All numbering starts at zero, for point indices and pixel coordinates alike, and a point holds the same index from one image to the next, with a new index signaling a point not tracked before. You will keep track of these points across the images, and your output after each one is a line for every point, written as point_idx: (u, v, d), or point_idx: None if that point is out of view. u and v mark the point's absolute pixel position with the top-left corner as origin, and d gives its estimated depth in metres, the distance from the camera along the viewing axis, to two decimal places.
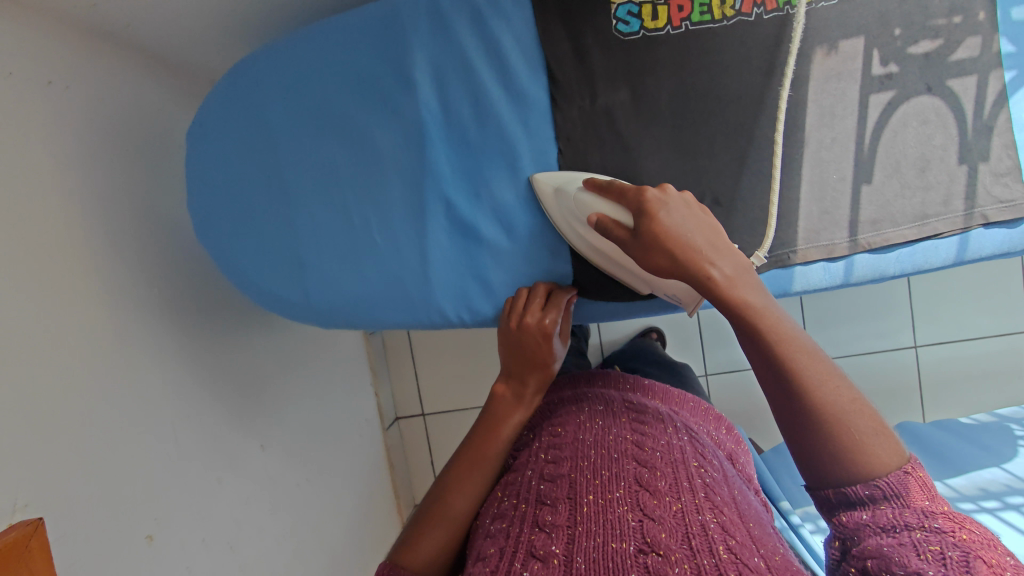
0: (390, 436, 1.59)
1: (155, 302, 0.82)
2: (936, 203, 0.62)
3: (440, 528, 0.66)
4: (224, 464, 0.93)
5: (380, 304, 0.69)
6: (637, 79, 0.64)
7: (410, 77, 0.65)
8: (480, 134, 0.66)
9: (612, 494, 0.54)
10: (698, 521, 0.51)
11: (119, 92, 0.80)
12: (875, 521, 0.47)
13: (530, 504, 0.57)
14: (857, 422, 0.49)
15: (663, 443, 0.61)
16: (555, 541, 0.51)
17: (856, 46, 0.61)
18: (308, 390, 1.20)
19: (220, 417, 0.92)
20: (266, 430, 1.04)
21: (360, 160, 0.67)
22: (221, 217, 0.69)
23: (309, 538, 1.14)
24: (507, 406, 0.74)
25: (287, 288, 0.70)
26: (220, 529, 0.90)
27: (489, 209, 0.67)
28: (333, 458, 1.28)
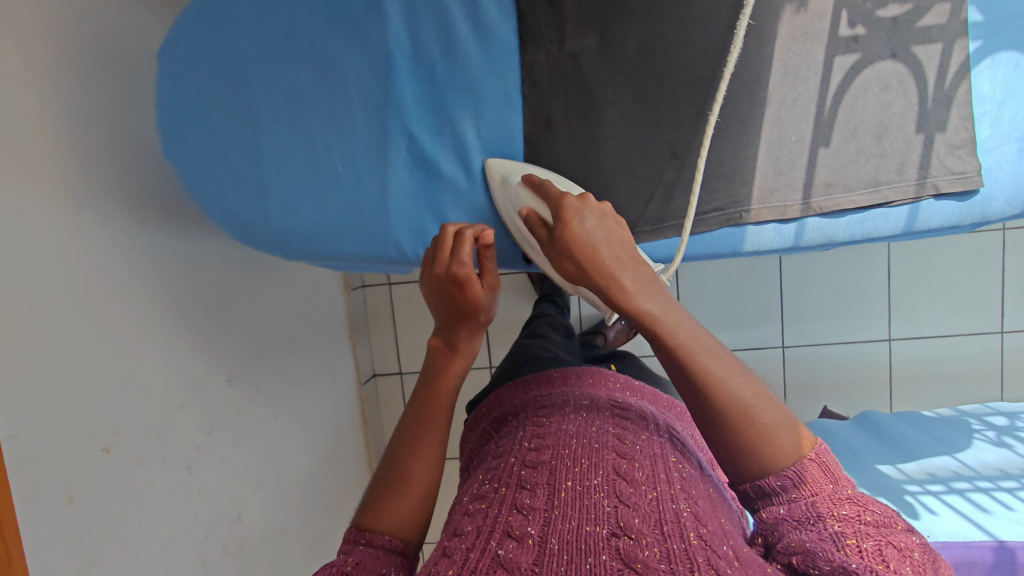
0: (365, 390, 1.62)
1: (123, 223, 0.82)
2: (890, 170, 0.62)
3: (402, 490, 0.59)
4: (188, 391, 0.94)
5: (339, 233, 0.71)
6: (606, 25, 0.64)
7: (378, 5, 0.64)
8: (447, 69, 0.66)
9: (590, 481, 0.49)
10: (672, 509, 0.47)
11: (97, 8, 0.80)
12: (792, 515, 0.47)
13: (509, 485, 0.50)
14: (759, 415, 0.49)
15: (644, 437, 0.57)
16: (531, 521, 0.46)
17: (825, 6, 0.61)
18: (280, 332, 1.22)
19: (185, 345, 0.94)
20: (233, 365, 1.06)
21: (326, 89, 0.68)
22: (188, 138, 0.70)
23: (273, 474, 1.17)
24: (443, 356, 0.67)
25: (253, 211, 0.72)
26: (180, 452, 0.92)
27: (452, 147, 0.69)
28: (303, 402, 1.30)
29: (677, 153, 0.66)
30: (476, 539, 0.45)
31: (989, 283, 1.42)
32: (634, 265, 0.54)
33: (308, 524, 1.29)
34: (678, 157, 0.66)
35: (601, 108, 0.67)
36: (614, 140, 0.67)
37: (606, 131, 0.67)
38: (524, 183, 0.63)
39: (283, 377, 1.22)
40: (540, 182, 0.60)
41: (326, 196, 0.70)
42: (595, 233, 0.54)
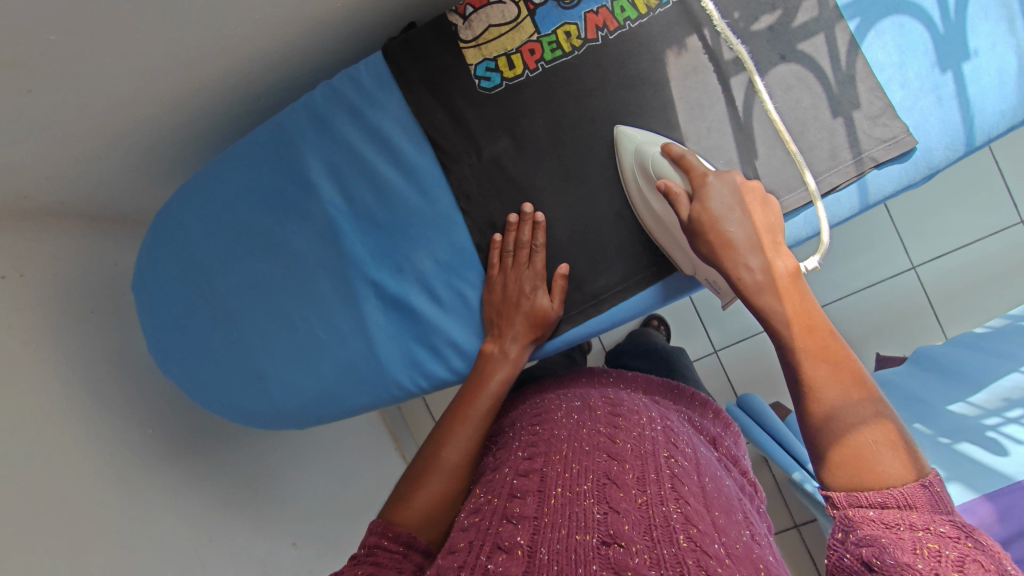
0: None
1: (150, 441, 0.87)
2: (824, 159, 0.63)
3: (437, 481, 0.59)
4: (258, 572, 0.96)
5: (341, 393, 0.73)
6: (512, 124, 0.68)
7: (309, 181, 0.70)
8: (386, 213, 0.70)
9: (579, 488, 0.48)
10: (662, 512, 0.45)
11: (76, 262, 0.87)
12: (880, 517, 0.44)
13: (501, 496, 0.50)
14: (873, 434, 0.47)
15: (636, 436, 0.55)
16: (521, 530, 0.45)
17: (702, 40, 0.64)
18: (331, 474, 1.23)
19: (241, 529, 0.96)
20: (294, 526, 1.08)
21: (287, 267, 0.72)
22: (183, 356, 0.75)
23: None
24: (496, 362, 0.67)
25: (259, 400, 0.74)
26: None
27: (416, 280, 0.71)
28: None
29: (622, 213, 0.67)
30: (468, 557, 0.44)
31: (989, 180, 1.38)
32: (757, 251, 0.57)
33: None
34: (623, 216, 0.67)
35: (536, 196, 0.68)
36: (560, 222, 0.68)
37: (548, 215, 0.68)
38: (661, 150, 0.62)
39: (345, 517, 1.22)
40: (681, 153, 0.61)
41: (317, 361, 0.73)
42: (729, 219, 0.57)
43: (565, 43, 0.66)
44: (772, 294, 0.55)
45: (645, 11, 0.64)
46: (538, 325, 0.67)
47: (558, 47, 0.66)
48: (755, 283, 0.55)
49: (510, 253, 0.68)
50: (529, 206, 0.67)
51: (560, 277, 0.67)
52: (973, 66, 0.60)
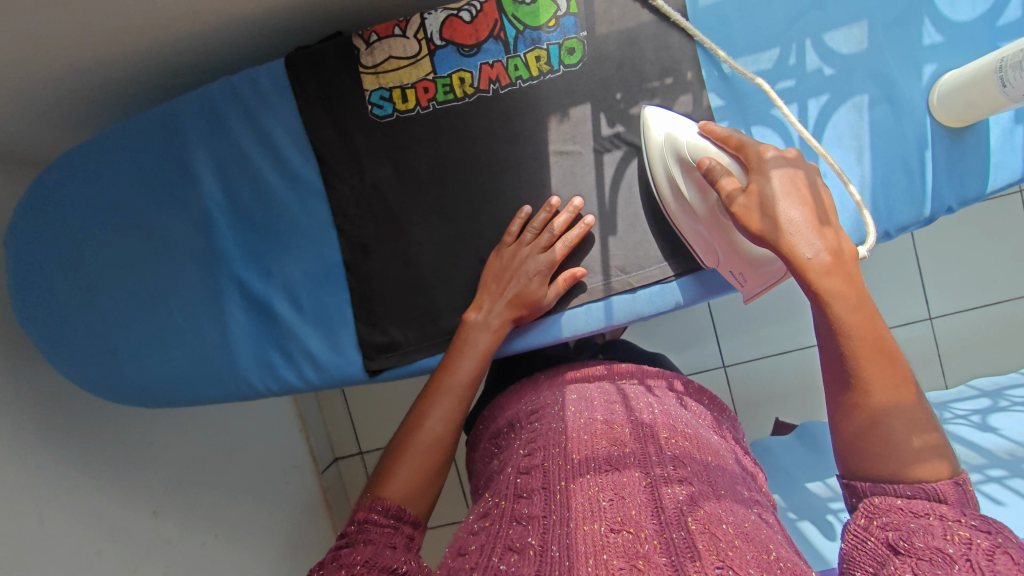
0: (327, 477, 1.56)
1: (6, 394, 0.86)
2: (675, 245, 0.67)
3: (414, 460, 0.57)
4: (106, 536, 0.96)
5: (190, 382, 0.73)
6: (397, 154, 0.70)
7: (192, 172, 0.71)
8: (264, 216, 0.72)
9: (583, 476, 0.48)
10: (667, 492, 0.45)
11: None
12: (907, 507, 0.38)
13: (507, 497, 0.49)
14: (902, 436, 0.41)
15: (633, 417, 0.56)
16: (530, 531, 0.45)
17: (584, 112, 0.67)
18: (215, 446, 1.23)
19: (93, 491, 0.96)
20: (159, 494, 1.06)
21: (157, 250, 0.73)
22: (35, 317, 0.72)
23: None
24: (478, 330, 0.64)
25: (108, 377, 0.74)
26: None
27: (281, 287, 0.73)
28: (259, 516, 1.29)
29: (486, 258, 0.70)
30: (479, 560, 0.43)
31: None
32: (823, 232, 0.47)
33: None
34: (486, 262, 0.70)
35: (409, 226, 0.71)
36: (428, 255, 0.71)
37: (417, 247, 0.71)
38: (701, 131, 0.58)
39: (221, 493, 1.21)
40: (724, 133, 0.56)
41: (171, 347, 0.74)
42: (770, 189, 0.49)
43: (457, 88, 0.68)
44: (835, 278, 0.44)
45: (537, 74, 0.67)
46: (524, 308, 0.65)
47: (450, 90, 0.68)
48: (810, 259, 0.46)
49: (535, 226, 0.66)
50: (576, 199, 0.66)
51: (587, 249, 0.66)
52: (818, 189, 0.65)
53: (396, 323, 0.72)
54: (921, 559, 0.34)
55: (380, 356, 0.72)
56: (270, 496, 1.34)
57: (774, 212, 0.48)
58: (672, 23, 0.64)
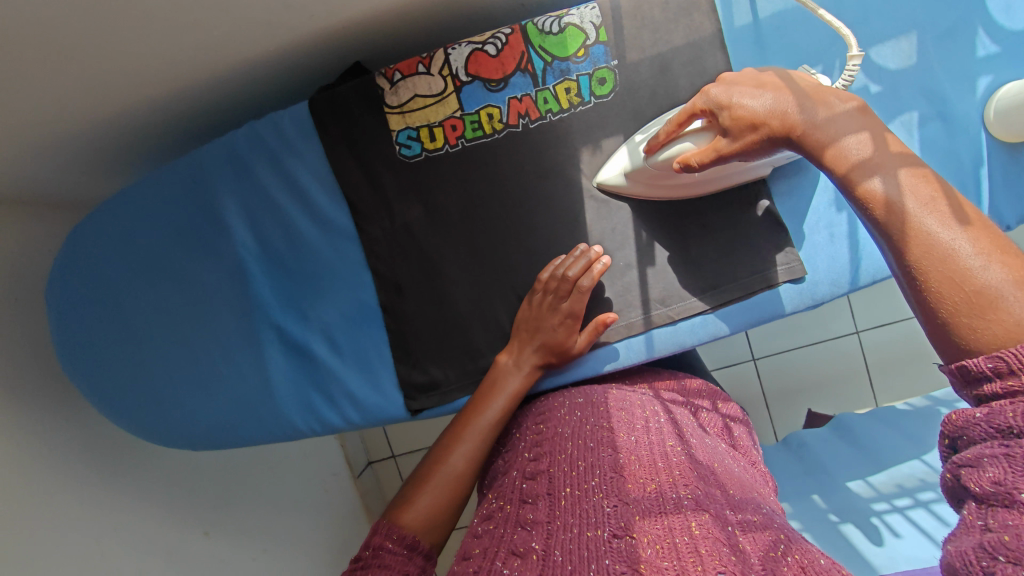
0: (365, 482, 1.61)
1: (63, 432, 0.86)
2: (715, 275, 0.66)
3: (436, 488, 0.58)
4: (163, 561, 0.95)
5: (236, 427, 0.75)
6: (426, 194, 0.69)
7: (225, 220, 0.71)
8: (297, 262, 0.72)
9: (588, 483, 0.47)
10: (672, 498, 0.44)
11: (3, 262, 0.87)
12: (987, 418, 0.34)
13: (512, 501, 0.49)
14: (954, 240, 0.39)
15: (640, 427, 0.55)
16: (534, 536, 0.44)
17: (617, 143, 0.65)
18: (259, 463, 1.25)
19: (153, 518, 0.96)
20: (210, 516, 1.07)
21: (196, 300, 0.73)
22: (84, 370, 0.74)
23: None
24: (508, 373, 0.64)
25: (158, 424, 0.75)
26: None
27: (319, 330, 0.73)
28: (302, 525, 1.32)
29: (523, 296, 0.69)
30: (482, 562, 0.43)
31: None
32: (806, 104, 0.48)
33: None
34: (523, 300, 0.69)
35: (441, 265, 0.70)
36: (461, 295, 0.70)
37: (451, 285, 0.70)
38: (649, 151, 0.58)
39: (268, 509, 1.23)
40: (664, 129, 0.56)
41: (214, 392, 0.74)
42: (859, 156, 0.44)
43: (486, 125, 0.67)
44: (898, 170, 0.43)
45: (568, 105, 0.65)
46: (555, 355, 0.65)
47: (479, 127, 0.67)
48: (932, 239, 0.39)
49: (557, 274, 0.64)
50: (597, 248, 0.64)
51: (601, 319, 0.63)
52: None
53: (435, 362, 0.72)
54: (1000, 507, 0.31)
55: (421, 396, 0.72)
56: (313, 506, 1.38)
57: (912, 227, 0.40)
58: (705, 48, 0.62)
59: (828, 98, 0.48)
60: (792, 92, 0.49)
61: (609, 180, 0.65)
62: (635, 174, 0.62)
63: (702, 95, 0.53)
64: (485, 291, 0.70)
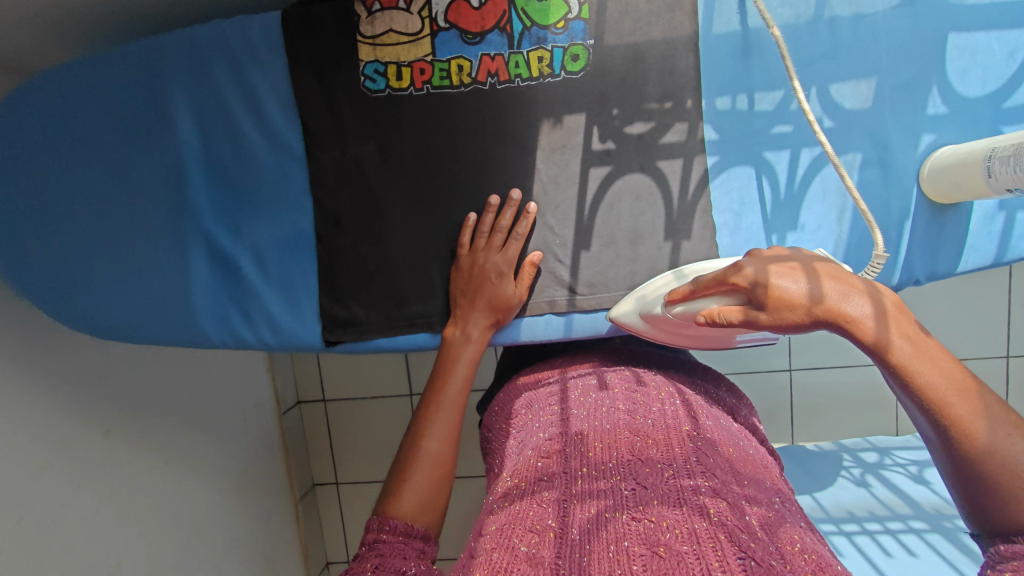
0: (287, 420, 1.60)
1: None
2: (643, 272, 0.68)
3: (422, 471, 0.57)
4: (54, 451, 0.93)
5: (145, 325, 0.72)
6: (383, 134, 0.68)
7: (171, 117, 0.68)
8: (240, 173, 0.70)
9: (605, 465, 0.51)
10: (689, 486, 0.48)
11: None
12: None
13: (529, 479, 0.52)
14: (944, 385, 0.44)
15: (655, 409, 0.59)
16: (551, 513, 0.48)
17: (577, 122, 0.66)
18: (178, 377, 1.22)
19: (51, 406, 0.93)
20: (114, 417, 1.05)
21: (128, 190, 0.70)
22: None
23: (164, 523, 1.14)
24: (458, 345, 0.66)
25: (60, 308, 0.71)
26: (43, 512, 0.89)
27: (249, 247, 0.72)
28: (214, 448, 1.31)
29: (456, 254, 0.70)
30: (499, 538, 0.46)
31: None
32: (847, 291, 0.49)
33: (208, 564, 1.24)
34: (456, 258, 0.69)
35: (384, 208, 0.70)
36: (398, 242, 0.70)
37: (389, 230, 0.70)
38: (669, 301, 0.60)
39: (178, 424, 1.21)
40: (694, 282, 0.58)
41: (128, 287, 0.71)
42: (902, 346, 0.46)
43: (454, 76, 0.66)
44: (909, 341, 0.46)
45: (537, 74, 0.65)
46: (499, 310, 0.66)
47: (447, 77, 0.66)
48: (911, 357, 0.45)
49: (484, 233, 0.66)
50: (518, 193, 0.66)
51: (531, 261, 0.67)
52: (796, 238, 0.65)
53: (360, 302, 0.72)
54: None
55: (339, 331, 0.72)
56: (228, 433, 1.37)
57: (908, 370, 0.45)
58: (679, 47, 0.63)
59: (859, 286, 0.49)
60: (824, 278, 0.50)
61: (624, 315, 0.67)
62: (649, 315, 0.64)
63: (737, 268, 0.54)
64: (421, 243, 0.70)
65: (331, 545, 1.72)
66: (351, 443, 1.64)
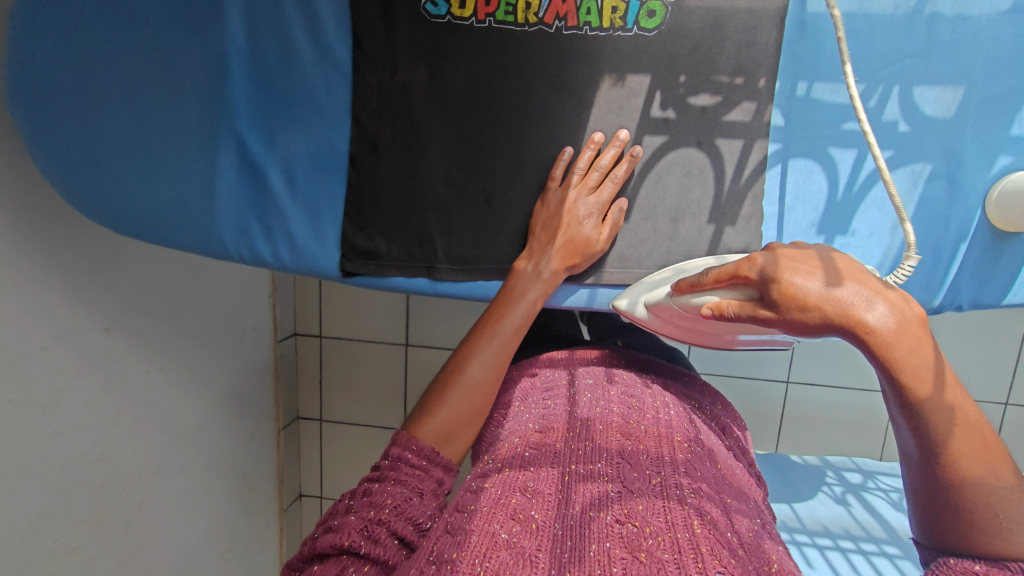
0: (283, 348, 1.60)
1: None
2: (677, 254, 0.66)
3: (455, 400, 0.58)
4: (53, 334, 0.92)
5: (164, 222, 0.71)
6: (435, 62, 0.65)
7: (219, 5, 0.65)
8: (282, 79, 0.67)
9: (593, 465, 0.50)
10: (676, 492, 0.47)
11: None
12: (978, 574, 0.42)
13: (513, 468, 0.51)
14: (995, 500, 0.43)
15: (650, 416, 0.58)
16: (534, 505, 0.47)
17: (641, 84, 0.62)
18: (184, 284, 1.21)
19: (57, 289, 0.92)
20: (116, 312, 1.04)
21: (162, 76, 0.66)
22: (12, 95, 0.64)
23: (152, 425, 1.14)
24: (527, 279, 0.63)
25: (81, 192, 0.68)
26: (36, 393, 0.90)
27: (279, 157, 0.69)
28: (209, 361, 1.31)
29: (492, 200, 0.67)
30: (479, 523, 0.45)
31: None
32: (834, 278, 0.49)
33: (189, 472, 1.26)
34: (491, 204, 0.67)
35: (425, 141, 0.67)
36: (434, 179, 0.68)
37: (426, 165, 0.67)
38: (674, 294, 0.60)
39: (178, 331, 1.21)
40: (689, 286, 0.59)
41: (153, 180, 0.69)
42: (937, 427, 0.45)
43: (520, 13, 0.62)
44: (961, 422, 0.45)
45: (608, 26, 0.61)
46: (576, 254, 0.63)
47: (512, 12, 0.62)
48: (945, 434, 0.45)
49: (579, 172, 0.63)
50: (625, 132, 0.62)
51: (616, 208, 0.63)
52: (842, 243, 0.63)
53: (384, 236, 0.70)
54: None
55: (358, 261, 0.70)
56: (223, 350, 1.36)
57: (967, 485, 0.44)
58: (764, 19, 0.59)
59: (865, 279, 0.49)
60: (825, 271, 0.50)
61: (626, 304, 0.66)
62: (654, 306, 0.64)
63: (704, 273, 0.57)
64: (455, 182, 0.67)
65: (306, 477, 1.74)
66: (342, 382, 1.64)
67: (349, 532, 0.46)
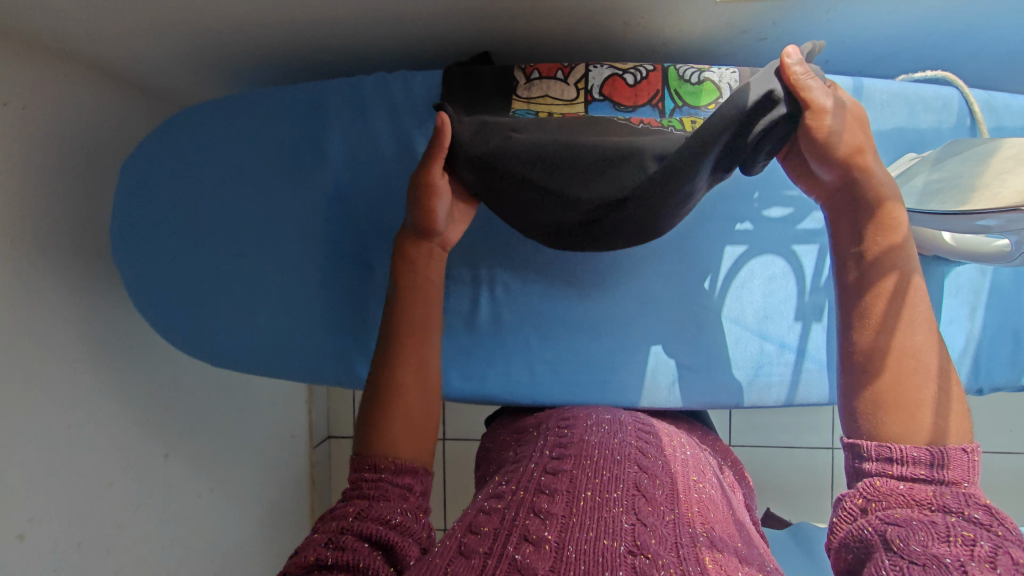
0: (317, 454, 1.50)
1: (87, 314, 0.82)
2: (772, 351, 0.70)
3: (400, 418, 0.54)
4: (120, 468, 0.88)
5: (265, 351, 0.74)
6: None
7: (325, 155, 0.71)
8: (382, 213, 0.72)
9: (609, 493, 0.44)
10: (689, 532, 0.41)
11: (114, 130, 0.84)
12: (909, 493, 0.43)
13: (527, 487, 0.44)
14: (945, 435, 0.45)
15: (667, 455, 0.52)
16: (547, 526, 0.40)
17: (719, 200, 0.69)
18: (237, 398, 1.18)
19: (128, 420, 0.89)
20: (175, 440, 1.00)
21: (270, 220, 0.72)
22: (139, 251, 0.73)
23: (202, 557, 1.06)
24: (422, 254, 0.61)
25: (191, 330, 0.75)
26: (101, 533, 0.84)
27: (380, 285, 0.73)
28: (257, 477, 1.26)
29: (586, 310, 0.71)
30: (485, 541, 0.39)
31: None
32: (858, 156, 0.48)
33: None
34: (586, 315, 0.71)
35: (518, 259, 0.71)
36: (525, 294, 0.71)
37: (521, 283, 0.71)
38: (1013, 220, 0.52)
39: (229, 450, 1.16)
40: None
41: (255, 313, 0.73)
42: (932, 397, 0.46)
43: None
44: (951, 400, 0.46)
45: None
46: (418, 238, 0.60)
47: None
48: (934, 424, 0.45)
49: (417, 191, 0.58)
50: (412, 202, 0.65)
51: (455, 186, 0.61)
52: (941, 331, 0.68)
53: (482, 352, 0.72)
54: (917, 562, 0.38)
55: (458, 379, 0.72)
56: (270, 465, 1.32)
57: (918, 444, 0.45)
58: None
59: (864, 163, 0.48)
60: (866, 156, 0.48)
61: None
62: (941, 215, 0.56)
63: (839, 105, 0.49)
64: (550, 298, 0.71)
65: None
66: None
67: (315, 545, 0.43)
